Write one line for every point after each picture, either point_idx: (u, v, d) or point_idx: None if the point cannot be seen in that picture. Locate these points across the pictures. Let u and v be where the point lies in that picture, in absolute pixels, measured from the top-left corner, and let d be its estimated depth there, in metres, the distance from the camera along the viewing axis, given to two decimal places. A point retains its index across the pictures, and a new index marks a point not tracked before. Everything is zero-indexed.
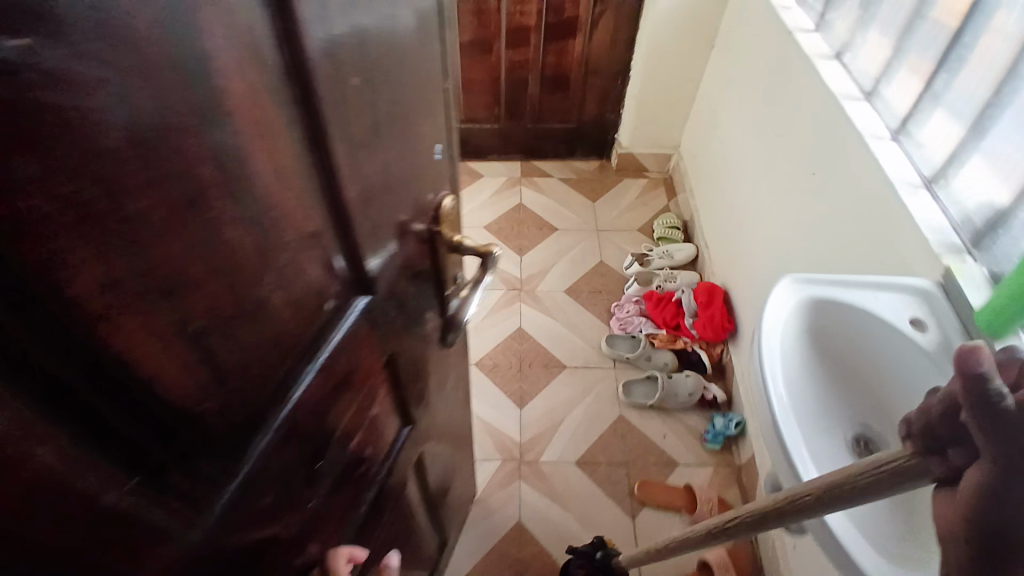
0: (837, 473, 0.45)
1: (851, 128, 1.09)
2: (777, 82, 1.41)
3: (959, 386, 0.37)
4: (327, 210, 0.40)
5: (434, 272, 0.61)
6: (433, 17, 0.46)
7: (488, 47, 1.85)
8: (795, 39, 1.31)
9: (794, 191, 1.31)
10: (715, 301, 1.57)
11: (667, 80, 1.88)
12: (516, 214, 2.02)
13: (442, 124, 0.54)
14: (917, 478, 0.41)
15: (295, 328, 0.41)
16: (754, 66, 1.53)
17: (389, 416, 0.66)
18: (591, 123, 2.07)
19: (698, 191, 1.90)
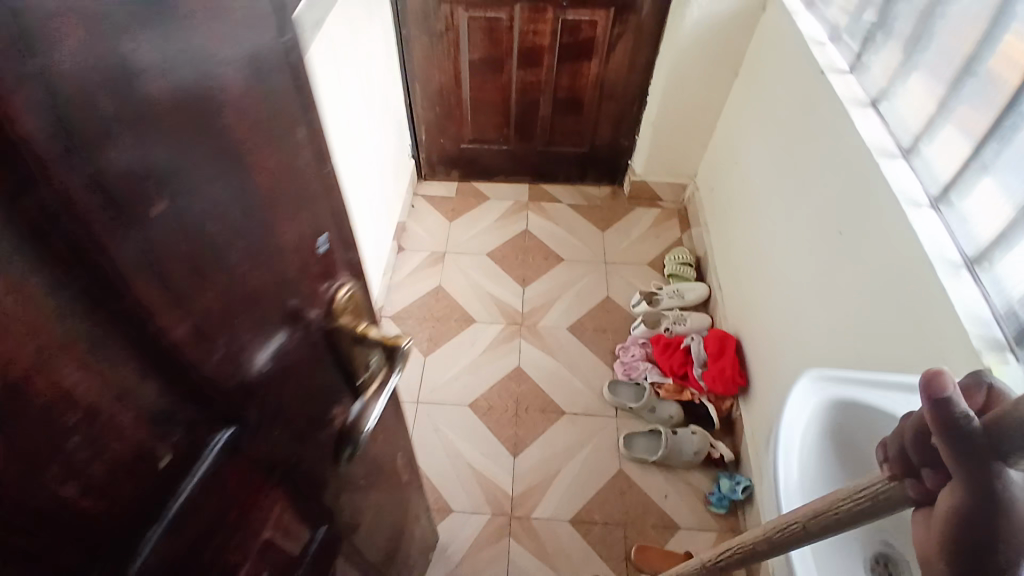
0: (821, 502, 0.50)
1: (887, 190, 1.00)
2: (804, 124, 1.30)
3: (928, 411, 0.41)
4: (144, 353, 0.35)
5: (338, 364, 0.56)
6: (299, 112, 0.42)
7: (498, 66, 1.75)
8: (828, 80, 1.21)
9: (818, 247, 1.21)
10: (726, 351, 1.49)
11: (687, 108, 1.79)
12: (521, 240, 1.93)
13: (325, 213, 0.49)
14: (895, 503, 0.45)
15: (120, 501, 0.35)
16: (779, 103, 1.43)
17: (294, 525, 0.60)
18: (604, 148, 1.98)
19: (712, 226, 1.80)
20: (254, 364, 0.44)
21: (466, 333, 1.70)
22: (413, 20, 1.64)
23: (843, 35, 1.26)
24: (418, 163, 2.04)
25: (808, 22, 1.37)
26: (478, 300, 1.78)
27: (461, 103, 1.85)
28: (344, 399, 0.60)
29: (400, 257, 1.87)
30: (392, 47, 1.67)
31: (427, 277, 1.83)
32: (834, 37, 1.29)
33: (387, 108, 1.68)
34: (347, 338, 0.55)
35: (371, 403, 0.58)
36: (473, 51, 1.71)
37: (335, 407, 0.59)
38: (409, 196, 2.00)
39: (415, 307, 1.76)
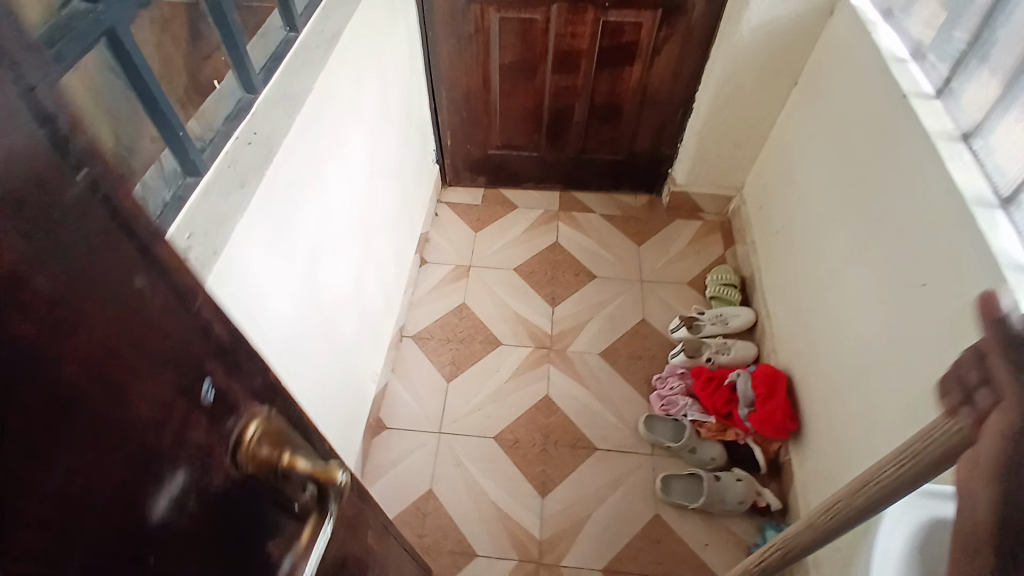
0: (902, 454, 0.61)
1: (985, 248, 0.87)
2: (880, 154, 1.17)
3: (989, 330, 0.51)
4: None
5: (256, 512, 0.49)
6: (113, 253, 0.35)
7: (533, 71, 1.63)
8: (914, 107, 1.08)
9: (894, 295, 1.09)
10: (776, 390, 1.37)
11: (738, 116, 1.65)
12: (551, 254, 1.82)
13: (196, 354, 0.43)
14: (955, 445, 0.55)
15: None
16: (850, 124, 1.29)
17: None
18: (642, 156, 1.85)
19: (763, 247, 1.67)
20: (143, 532, 0.37)
21: (491, 357, 1.59)
22: (441, 22, 1.51)
23: (930, 54, 1.12)
24: (443, 169, 1.92)
25: (888, 36, 1.22)
26: (504, 320, 1.67)
27: (492, 109, 1.73)
28: (288, 527, 0.53)
29: (422, 270, 1.76)
30: (418, 51, 1.55)
31: (450, 292, 1.72)
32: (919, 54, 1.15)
33: (411, 116, 1.58)
34: (271, 476, 0.49)
35: (304, 560, 0.51)
36: (506, 55, 1.59)
37: (270, 547, 0.50)
38: (433, 204, 1.88)
39: (436, 325, 1.65)
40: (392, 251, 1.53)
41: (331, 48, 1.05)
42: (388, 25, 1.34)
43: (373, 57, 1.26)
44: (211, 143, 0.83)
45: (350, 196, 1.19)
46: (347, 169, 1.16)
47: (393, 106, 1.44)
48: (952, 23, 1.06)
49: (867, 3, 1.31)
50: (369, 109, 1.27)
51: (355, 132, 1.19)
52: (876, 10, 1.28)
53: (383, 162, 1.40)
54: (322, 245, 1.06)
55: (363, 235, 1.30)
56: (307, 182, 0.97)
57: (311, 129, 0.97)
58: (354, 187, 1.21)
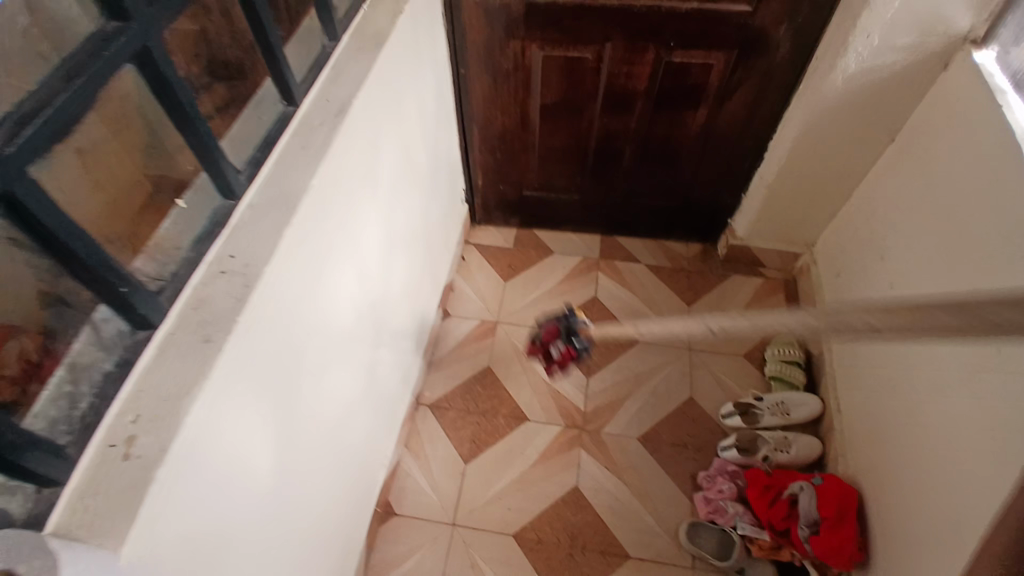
0: None
1: None
2: (1000, 265, 0.94)
3: None
4: None
5: None
6: None
7: (578, 111, 1.41)
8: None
9: (996, 451, 0.87)
10: (847, 515, 1.15)
11: (815, 170, 1.39)
12: (589, 312, 1.62)
13: None
14: None
15: None
16: (959, 215, 1.05)
17: None
18: (699, 203, 1.62)
19: (835, 323, 1.43)
20: None
21: (516, 436, 1.41)
22: (475, 56, 1.32)
23: None
24: (472, 206, 1.74)
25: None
26: (534, 391, 1.49)
27: (528, 148, 1.52)
28: None
29: (445, 325, 1.59)
30: (448, 89, 1.36)
31: (473, 352, 1.55)
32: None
33: (437, 163, 1.38)
34: None
35: None
36: (546, 93, 1.38)
37: None
38: (459, 247, 1.70)
39: (457, 393, 1.48)
40: (411, 320, 1.35)
41: (339, 124, 0.85)
42: (413, 71, 1.14)
43: (393, 115, 1.06)
44: (172, 279, 0.66)
45: (360, 288, 1.02)
46: (357, 260, 0.98)
47: (418, 157, 1.24)
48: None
49: (993, 60, 1.04)
50: (388, 177, 1.08)
51: (369, 211, 1.01)
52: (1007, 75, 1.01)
53: (404, 229, 1.22)
54: (321, 362, 0.90)
55: (377, 321, 1.13)
56: (301, 301, 0.80)
57: (309, 235, 0.79)
58: (365, 275, 1.03)
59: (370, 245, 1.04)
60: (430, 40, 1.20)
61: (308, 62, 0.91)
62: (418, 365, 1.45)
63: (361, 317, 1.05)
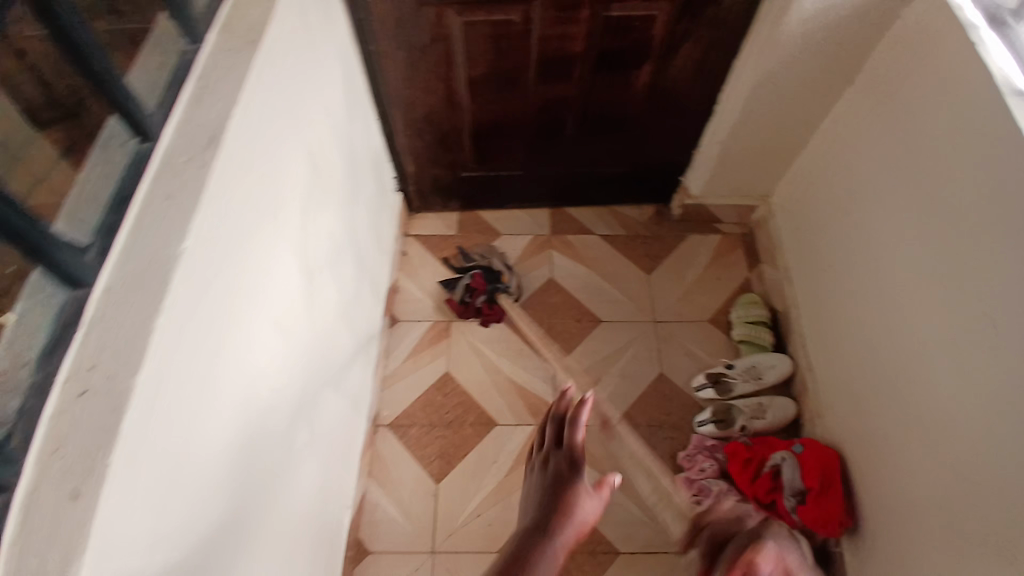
0: None
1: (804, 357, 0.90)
2: (970, 223, 0.88)
3: None
4: None
5: None
6: None
7: (512, 82, 1.25)
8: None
9: (977, 424, 0.85)
10: (831, 483, 1.13)
11: (768, 123, 1.29)
12: (546, 295, 1.52)
13: None
14: None
15: None
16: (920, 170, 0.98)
17: None
18: (649, 164, 1.51)
19: (801, 279, 1.38)
20: None
21: (487, 443, 1.33)
22: (385, 31, 1.13)
23: None
24: (406, 194, 1.57)
25: (1001, 54, 0.85)
26: (499, 391, 1.39)
27: (459, 128, 1.36)
28: None
29: (396, 332, 1.47)
30: (358, 72, 1.16)
31: (430, 358, 1.44)
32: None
33: (357, 160, 1.20)
34: None
35: None
36: (473, 67, 1.21)
37: None
38: (398, 242, 1.55)
39: (417, 408, 1.38)
40: (353, 342, 1.21)
41: (210, 158, 0.66)
42: (305, 61, 0.93)
43: (288, 122, 0.86)
44: (20, 416, 0.52)
45: (281, 337, 0.86)
46: (268, 309, 0.81)
47: (331, 160, 1.06)
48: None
49: None
50: (294, 195, 0.89)
51: (276, 245, 0.83)
52: (977, 7, 0.90)
53: (328, 248, 1.05)
54: (246, 442, 0.75)
55: (309, 362, 0.98)
56: (201, 392, 0.64)
57: (194, 311, 0.62)
58: (285, 319, 0.87)
59: (285, 283, 0.86)
60: (325, 21, 1.00)
61: (166, 77, 0.73)
62: (369, 384, 1.32)
63: (288, 367, 0.89)
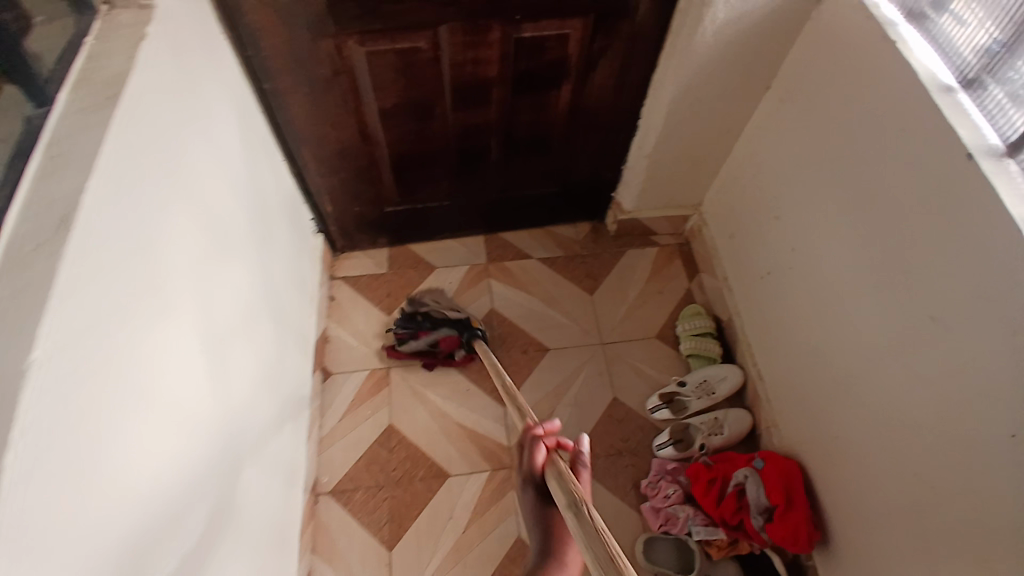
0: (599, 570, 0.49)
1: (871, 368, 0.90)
2: (898, 229, 0.88)
3: None
4: None
5: None
6: None
7: (427, 110, 1.17)
8: (985, 171, 0.74)
9: (928, 431, 0.85)
10: (797, 497, 1.11)
11: (693, 136, 1.28)
12: (488, 327, 1.45)
13: None
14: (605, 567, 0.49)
15: None
16: (848, 175, 0.98)
17: None
18: (579, 183, 1.47)
19: (741, 286, 1.37)
20: None
21: (441, 497, 1.25)
22: (281, 66, 1.03)
23: (996, 82, 0.77)
24: (327, 235, 1.46)
25: (924, 51, 0.85)
26: (448, 438, 1.32)
27: (376, 163, 1.27)
28: None
29: (329, 387, 1.37)
30: (254, 113, 1.06)
31: (370, 411, 1.34)
32: (984, 70, 0.79)
33: (266, 208, 1.09)
34: None
35: None
36: (384, 98, 1.12)
37: None
38: (324, 288, 1.45)
39: (360, 469, 1.28)
40: (279, 412, 1.09)
41: (63, 244, 0.55)
42: (186, 111, 0.82)
43: (168, 183, 0.75)
44: None
45: (180, 433, 0.74)
46: (159, 407, 0.69)
47: (233, 216, 0.95)
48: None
49: None
50: (184, 266, 0.78)
51: (162, 328, 0.71)
52: (893, 4, 0.91)
53: (238, 315, 0.93)
54: (143, 567, 0.63)
55: (223, 450, 0.86)
56: (75, 529, 0.52)
57: (57, 434, 0.51)
58: (184, 410, 0.75)
59: (180, 369, 0.75)
60: (207, 64, 0.90)
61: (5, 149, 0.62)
62: (304, 452, 1.22)
63: (194, 464, 0.77)
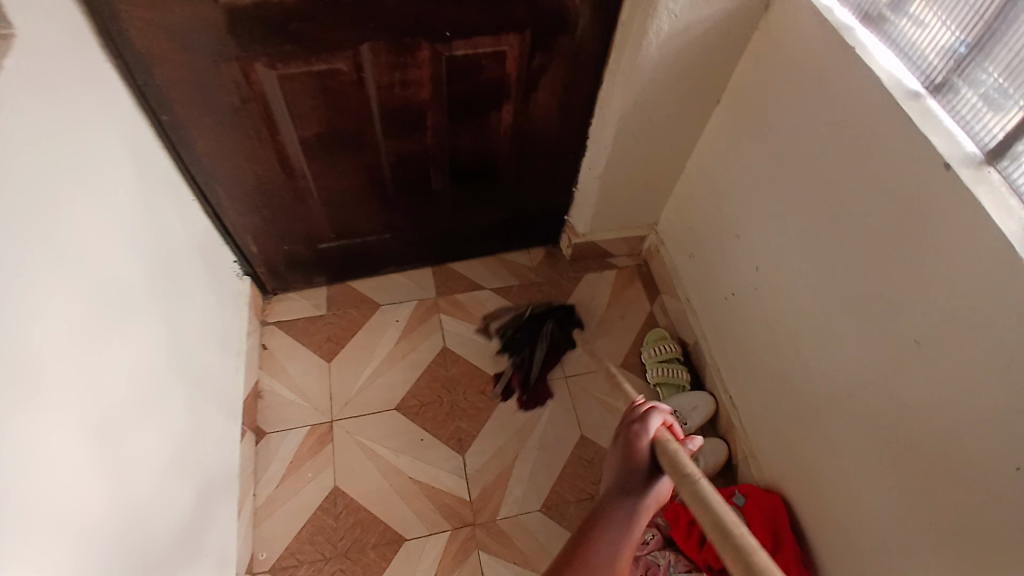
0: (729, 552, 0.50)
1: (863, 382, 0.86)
2: (872, 246, 0.82)
3: None
4: None
5: None
6: None
7: (355, 138, 1.07)
8: (964, 179, 0.68)
9: (919, 465, 0.78)
10: (782, 530, 1.03)
11: (645, 154, 1.21)
12: (440, 368, 1.34)
13: None
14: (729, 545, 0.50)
15: None
16: (811, 190, 0.93)
17: None
18: (530, 208, 1.39)
19: (705, 308, 1.31)
20: None
21: (396, 567, 1.12)
22: (178, 95, 0.90)
23: (966, 84, 0.72)
24: (256, 278, 1.32)
25: (887, 57, 0.80)
26: (402, 496, 1.19)
27: (304, 198, 1.15)
28: None
29: (264, 449, 1.22)
30: (152, 149, 0.93)
31: (312, 473, 1.20)
32: (954, 72, 0.73)
33: (176, 256, 0.96)
34: None
35: None
36: (304, 127, 1.01)
37: None
38: (255, 337, 1.30)
39: (302, 540, 1.14)
40: (201, 492, 0.94)
41: None
42: (60, 155, 0.69)
43: (32, 246, 0.62)
44: None
45: (65, 554, 0.59)
46: (28, 530, 0.55)
47: (128, 275, 0.81)
48: (1012, 16, 0.67)
49: None
50: (58, 345, 0.64)
51: (27, 430, 0.57)
52: (847, 8, 0.86)
53: (137, 389, 0.79)
54: None
55: (133, 554, 0.71)
56: None
57: None
58: (69, 519, 0.61)
59: (57, 475, 0.60)
60: (86, 97, 0.76)
61: None
62: (236, 529, 1.06)
63: None
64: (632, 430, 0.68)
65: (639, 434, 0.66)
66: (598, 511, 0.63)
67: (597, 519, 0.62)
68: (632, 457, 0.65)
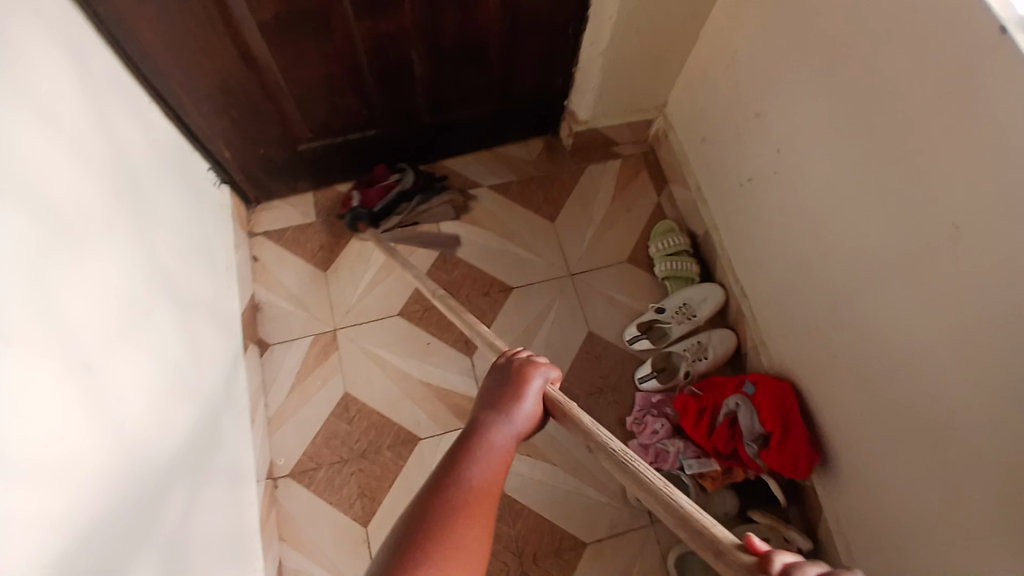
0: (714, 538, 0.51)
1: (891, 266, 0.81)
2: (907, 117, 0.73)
3: None
4: None
5: None
6: None
7: (320, 21, 0.94)
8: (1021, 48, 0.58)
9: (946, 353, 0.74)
10: (790, 416, 1.03)
11: (652, 29, 1.07)
12: (442, 272, 1.29)
13: None
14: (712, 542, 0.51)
15: None
16: (842, 57, 0.81)
17: None
18: (525, 94, 1.27)
19: (716, 195, 1.23)
20: None
21: (412, 466, 1.15)
22: None
23: None
24: (238, 188, 1.24)
25: None
26: (414, 400, 1.20)
27: (274, 93, 1.04)
28: None
29: (270, 361, 1.22)
30: (94, 50, 0.81)
31: (322, 382, 1.20)
32: None
33: (139, 172, 0.87)
34: None
35: None
36: (259, 11, 0.88)
37: None
38: (244, 249, 1.25)
39: (320, 446, 1.16)
40: (203, 413, 0.93)
41: None
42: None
43: None
44: None
45: (60, 505, 0.58)
46: (15, 484, 0.53)
47: (84, 199, 0.72)
48: None
49: None
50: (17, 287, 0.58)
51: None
52: None
53: (116, 319, 0.75)
54: None
55: (138, 480, 0.71)
56: None
57: None
58: (57, 463, 0.59)
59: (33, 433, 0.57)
60: None
61: None
62: (250, 440, 1.08)
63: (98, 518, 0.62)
64: (514, 368, 0.73)
65: (530, 379, 0.70)
66: (478, 428, 0.62)
67: (479, 434, 0.61)
68: (521, 395, 0.68)
